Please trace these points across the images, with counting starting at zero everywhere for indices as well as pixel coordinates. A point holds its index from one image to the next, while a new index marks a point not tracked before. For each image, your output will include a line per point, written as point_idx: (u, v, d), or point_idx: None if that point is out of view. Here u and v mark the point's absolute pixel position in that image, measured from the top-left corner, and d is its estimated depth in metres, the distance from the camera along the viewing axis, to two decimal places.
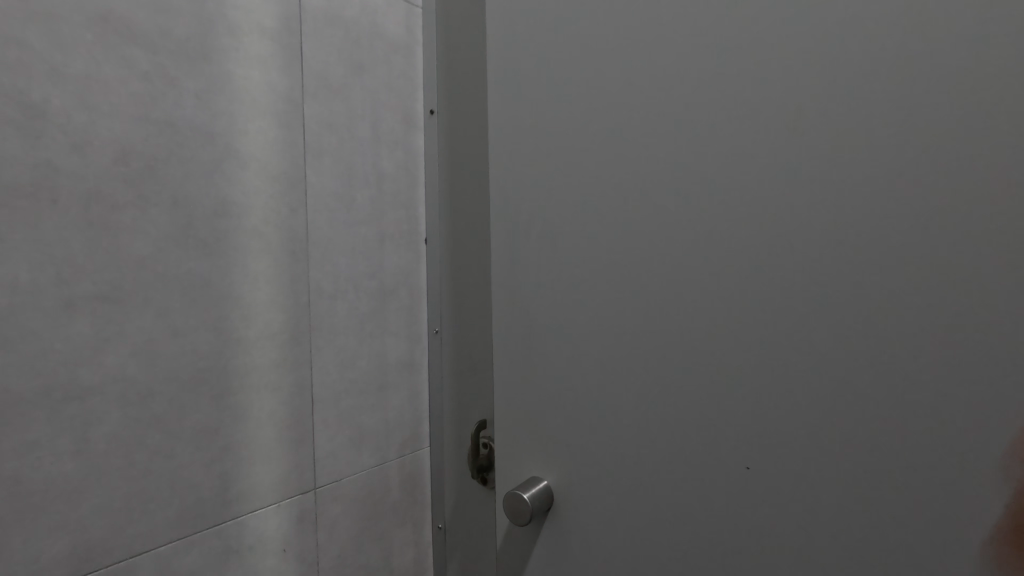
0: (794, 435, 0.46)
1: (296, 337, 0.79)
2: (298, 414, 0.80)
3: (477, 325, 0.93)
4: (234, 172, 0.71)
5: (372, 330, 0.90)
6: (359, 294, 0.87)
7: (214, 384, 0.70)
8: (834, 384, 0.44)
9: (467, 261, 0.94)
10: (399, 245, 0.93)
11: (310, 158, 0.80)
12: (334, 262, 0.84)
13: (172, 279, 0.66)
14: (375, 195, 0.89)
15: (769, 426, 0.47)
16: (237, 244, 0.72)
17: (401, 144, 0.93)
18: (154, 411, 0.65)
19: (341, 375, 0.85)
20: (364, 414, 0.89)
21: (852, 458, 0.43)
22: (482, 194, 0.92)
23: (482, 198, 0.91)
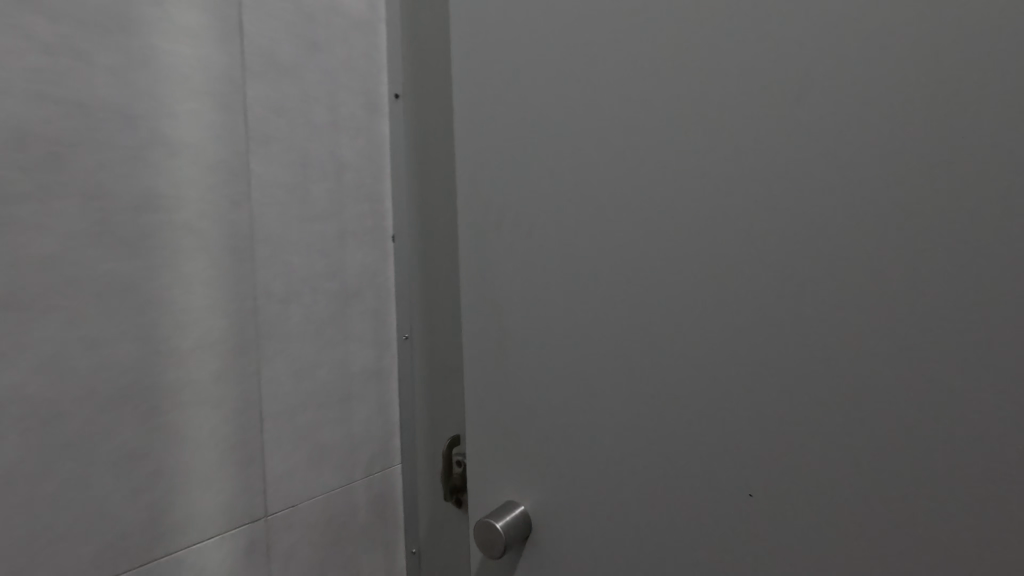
0: (759, 381, 0.40)
1: (241, 347, 0.70)
2: (245, 433, 0.71)
3: (446, 330, 0.84)
4: (161, 159, 0.63)
5: (333, 336, 0.81)
6: (316, 297, 0.79)
7: (140, 402, 0.61)
8: (805, 318, 0.38)
9: (436, 257, 0.85)
10: (362, 241, 0.85)
11: (255, 145, 0.71)
12: (286, 262, 0.75)
13: (84, 282, 0.57)
14: (334, 187, 0.81)
15: (727, 372, 0.42)
16: (166, 242, 0.63)
17: (363, 131, 0.85)
18: (65, 435, 0.56)
19: (297, 387, 0.77)
20: (325, 429, 0.80)
21: (822, 403, 0.37)
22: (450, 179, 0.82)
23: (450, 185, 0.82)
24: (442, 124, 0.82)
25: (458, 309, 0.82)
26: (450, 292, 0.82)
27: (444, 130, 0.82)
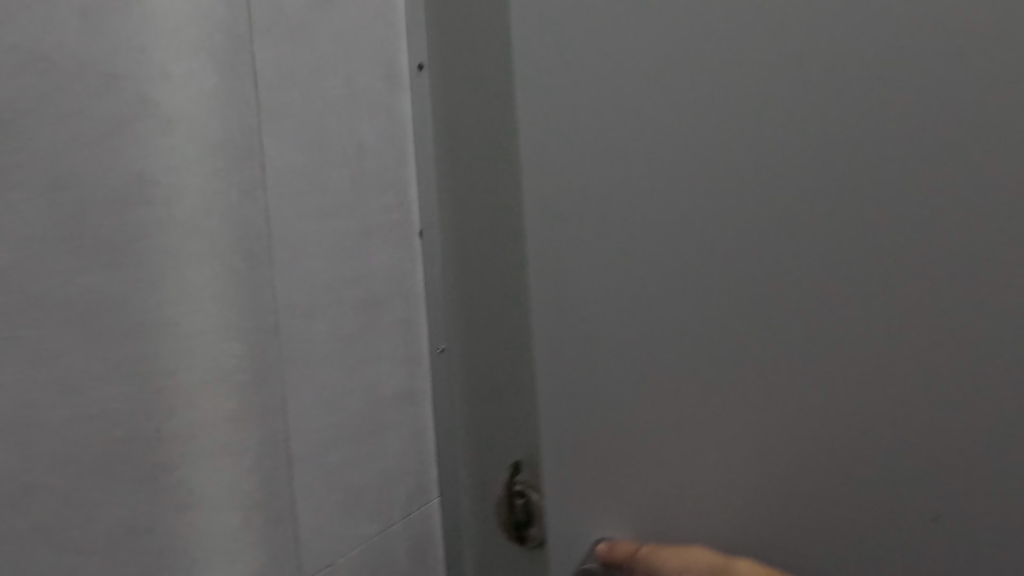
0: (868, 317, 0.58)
1: (261, 376, 0.55)
2: (271, 483, 0.56)
3: (507, 341, 0.72)
4: (153, 135, 0.47)
5: (364, 354, 0.66)
6: (342, 308, 0.64)
7: (137, 457, 0.46)
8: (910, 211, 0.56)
9: (484, 260, 0.73)
10: (389, 239, 0.70)
11: (267, 119, 0.56)
12: (306, 266, 0.60)
13: (55, 302, 0.42)
14: (357, 173, 0.66)
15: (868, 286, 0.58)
16: (166, 245, 0.48)
17: (384, 107, 0.70)
18: (39, 512, 0.42)
19: (327, 422, 0.62)
20: (360, 469, 0.66)
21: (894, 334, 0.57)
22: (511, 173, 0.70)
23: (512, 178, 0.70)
24: (492, 111, 0.72)
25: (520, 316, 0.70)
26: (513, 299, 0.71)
27: (498, 121, 0.71)
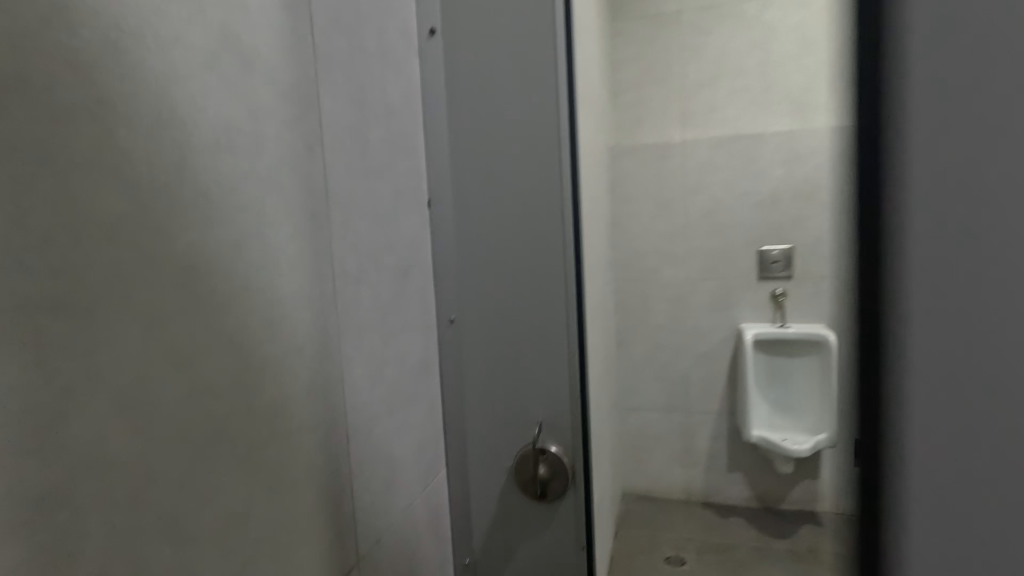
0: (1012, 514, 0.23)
1: (326, 345, 0.52)
2: (335, 457, 0.53)
3: (547, 312, 0.73)
4: (235, 75, 0.42)
5: (395, 324, 0.65)
6: (380, 278, 0.62)
7: (237, 438, 0.41)
8: None
9: (515, 232, 0.73)
10: (410, 207, 0.69)
11: (322, 70, 0.52)
12: (354, 232, 0.57)
13: (163, 260, 0.36)
14: (387, 135, 0.64)
15: None
16: (249, 200, 0.43)
17: (402, 69, 0.68)
18: (158, 509, 0.35)
19: (370, 395, 0.60)
20: (395, 440, 0.65)
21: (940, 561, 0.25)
22: (551, 146, 0.71)
23: (552, 152, 0.71)
24: (527, 86, 0.70)
25: (534, 290, 0.73)
26: (555, 267, 0.72)
27: (540, 97, 0.70)
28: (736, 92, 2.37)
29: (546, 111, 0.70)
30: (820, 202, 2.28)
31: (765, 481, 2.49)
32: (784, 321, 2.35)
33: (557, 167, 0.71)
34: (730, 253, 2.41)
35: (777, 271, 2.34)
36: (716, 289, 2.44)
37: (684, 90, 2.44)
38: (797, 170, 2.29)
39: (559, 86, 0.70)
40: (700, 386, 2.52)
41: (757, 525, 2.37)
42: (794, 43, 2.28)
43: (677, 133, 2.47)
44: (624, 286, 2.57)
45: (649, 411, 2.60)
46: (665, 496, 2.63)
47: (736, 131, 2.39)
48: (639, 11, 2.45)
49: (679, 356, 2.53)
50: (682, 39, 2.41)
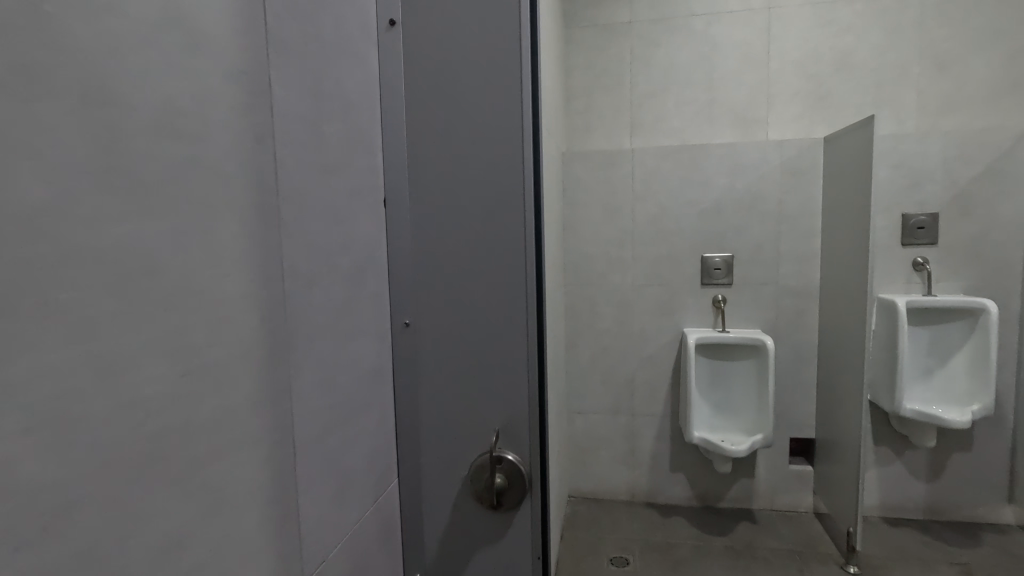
0: None
1: (276, 353, 0.48)
2: (283, 473, 0.50)
3: (507, 320, 0.73)
4: (179, 54, 0.38)
5: (347, 330, 0.61)
6: (333, 279, 0.58)
7: (175, 455, 0.37)
8: None
9: (476, 238, 0.72)
10: (366, 206, 0.66)
11: (274, 55, 0.48)
12: (306, 229, 0.53)
13: (92, 257, 0.32)
14: (342, 131, 0.60)
15: None
16: (193, 192, 0.39)
17: (361, 63, 0.65)
18: (82, 533, 0.31)
19: (322, 403, 0.56)
20: (347, 452, 0.61)
21: None
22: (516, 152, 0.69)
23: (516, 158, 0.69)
24: (492, 95, 0.70)
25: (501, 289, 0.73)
26: (517, 275, 0.72)
27: (506, 105, 0.70)
28: (682, 104, 2.45)
29: (512, 116, 0.70)
30: (760, 211, 2.38)
31: (705, 481, 2.57)
32: (724, 326, 2.43)
33: (521, 173, 0.71)
34: (675, 260, 2.48)
35: (719, 278, 2.43)
36: (661, 294, 2.50)
37: (634, 99, 2.49)
38: (739, 181, 2.38)
39: (524, 98, 0.70)
40: (645, 390, 2.57)
41: (698, 523, 2.44)
42: (737, 59, 2.39)
43: (626, 141, 2.52)
44: (573, 290, 2.59)
45: (596, 414, 2.63)
46: (610, 497, 2.66)
47: (682, 142, 2.46)
48: (592, 19, 2.48)
49: (626, 360, 2.58)
50: (633, 49, 2.46)
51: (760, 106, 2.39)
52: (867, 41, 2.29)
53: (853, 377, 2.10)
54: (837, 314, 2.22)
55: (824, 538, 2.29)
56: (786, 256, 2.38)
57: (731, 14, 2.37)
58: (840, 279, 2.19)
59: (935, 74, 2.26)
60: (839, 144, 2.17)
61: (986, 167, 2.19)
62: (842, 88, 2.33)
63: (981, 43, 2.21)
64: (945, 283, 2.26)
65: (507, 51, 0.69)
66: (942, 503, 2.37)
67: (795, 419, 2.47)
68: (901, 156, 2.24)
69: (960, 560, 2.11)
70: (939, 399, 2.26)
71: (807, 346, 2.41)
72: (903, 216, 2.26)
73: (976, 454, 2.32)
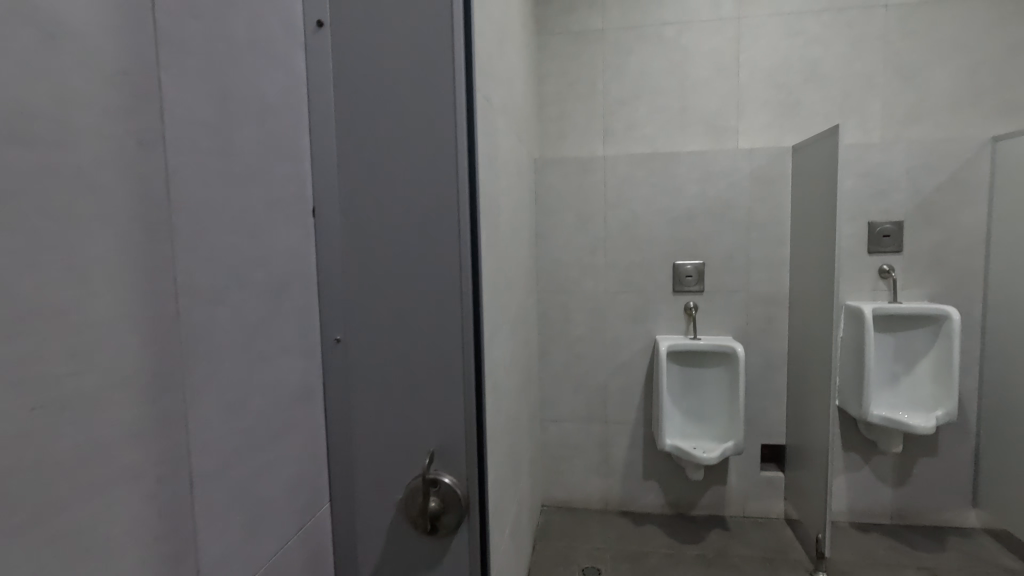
0: None
1: (163, 379, 0.45)
2: (173, 508, 0.46)
3: (441, 335, 0.70)
4: (31, 52, 0.34)
5: (264, 350, 0.57)
6: (244, 295, 0.54)
7: (19, 498, 0.34)
8: None
9: (408, 250, 0.69)
10: (287, 215, 0.62)
11: (166, 56, 0.45)
12: (206, 242, 0.49)
13: None
14: (260, 137, 0.56)
15: None
16: (50, 204, 0.35)
17: (282, 64, 0.61)
18: None
19: (228, 429, 0.52)
20: (263, 480, 0.57)
21: None
22: None
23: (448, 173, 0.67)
24: (424, 102, 0.68)
25: (434, 307, 0.70)
26: (451, 288, 0.69)
27: (438, 113, 0.68)
28: (654, 111, 2.45)
29: (445, 129, 0.68)
30: (731, 219, 2.38)
31: (677, 488, 2.55)
32: (696, 333, 2.43)
33: (454, 190, 0.68)
34: (647, 267, 2.47)
35: (690, 284, 2.43)
36: (633, 301, 2.49)
37: (606, 107, 2.48)
38: (710, 188, 2.39)
39: (458, 109, 0.68)
40: (618, 397, 2.55)
41: (669, 531, 2.42)
42: (708, 67, 2.40)
43: (599, 148, 2.51)
44: (546, 298, 2.57)
45: (569, 422, 2.60)
46: (583, 506, 2.63)
47: (654, 149, 2.47)
48: (563, 26, 2.47)
49: (598, 367, 2.56)
50: (605, 57, 2.46)
51: (730, 114, 2.41)
52: (834, 52, 2.31)
53: (820, 383, 2.11)
54: (806, 321, 2.23)
55: (794, 544, 2.29)
56: (756, 263, 2.39)
57: (702, 24, 2.38)
58: (808, 286, 2.20)
59: (899, 85, 2.29)
60: (806, 152, 2.18)
61: (949, 176, 2.22)
62: (810, 98, 2.35)
63: (943, 55, 2.25)
64: (910, 289, 2.29)
65: (440, 59, 0.67)
66: (909, 507, 2.38)
67: (765, 426, 2.47)
68: (866, 165, 2.27)
69: (925, 564, 2.12)
70: (904, 405, 2.28)
71: (776, 353, 2.42)
72: (869, 224, 2.29)
73: (941, 459, 2.35)
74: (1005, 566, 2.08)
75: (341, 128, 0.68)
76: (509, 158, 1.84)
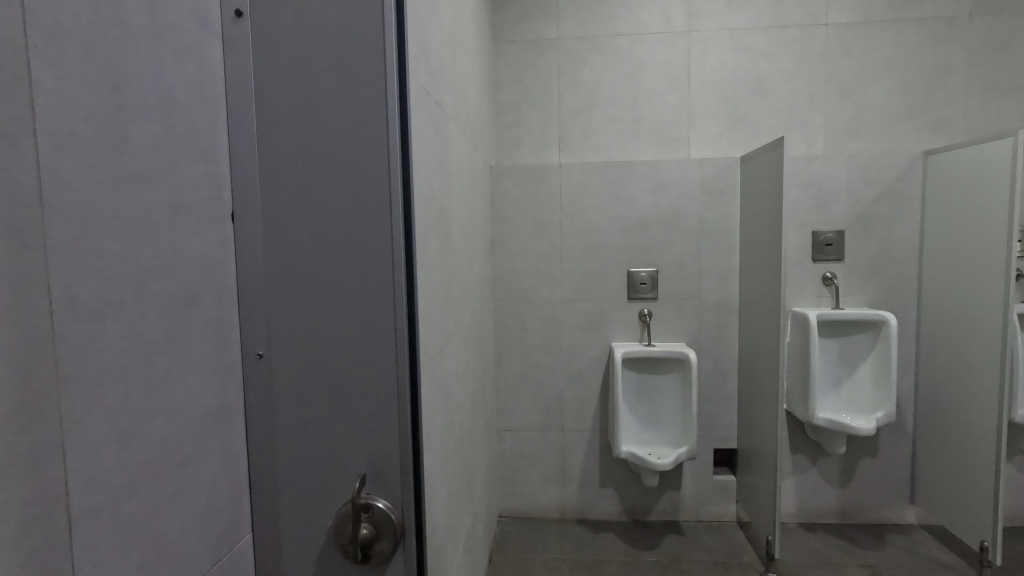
0: None
1: (30, 405, 0.38)
2: (45, 554, 0.40)
3: (374, 347, 0.68)
4: None
5: (168, 368, 0.52)
6: (143, 308, 0.49)
7: None
8: None
9: (339, 260, 0.67)
10: (198, 221, 0.57)
11: (41, 40, 0.39)
12: (95, 250, 0.44)
13: None
14: (163, 133, 0.51)
15: None
16: None
17: (194, 55, 0.56)
18: None
19: (122, 458, 0.46)
20: (165, 514, 0.51)
21: None
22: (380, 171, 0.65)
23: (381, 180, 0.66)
24: (356, 106, 0.66)
25: (365, 320, 0.67)
26: (383, 301, 0.67)
27: (369, 118, 0.66)
28: (608, 121, 2.47)
29: (378, 133, 0.66)
30: (683, 227, 2.42)
31: (633, 495, 2.55)
32: (650, 340, 2.44)
33: (387, 198, 0.66)
34: (602, 274, 2.48)
35: (645, 292, 2.44)
36: (588, 308, 2.49)
37: (561, 116, 2.48)
38: (663, 198, 2.41)
39: (391, 113, 0.66)
40: (574, 405, 2.54)
41: (626, 539, 2.41)
42: (660, 79, 2.43)
43: (555, 156, 2.51)
44: (501, 306, 2.53)
45: (525, 431, 2.57)
46: (540, 516, 2.60)
47: (609, 158, 2.48)
48: (519, 35, 2.46)
49: (554, 375, 2.54)
50: (560, 65, 2.46)
51: (682, 125, 2.45)
52: (779, 67, 2.39)
53: (769, 388, 2.15)
54: (755, 327, 2.28)
55: (746, 547, 2.32)
56: (707, 271, 2.43)
57: (655, 36, 2.41)
58: (757, 293, 2.25)
59: (839, 100, 2.38)
60: (754, 163, 2.23)
61: (885, 188, 2.32)
62: (757, 111, 2.42)
63: (879, 74, 2.36)
64: (851, 296, 2.37)
65: (372, 59, 0.65)
66: (853, 507, 2.46)
67: (717, 431, 2.50)
68: (810, 176, 2.35)
69: (868, 562, 2.19)
70: (847, 408, 2.36)
71: (727, 359, 2.46)
72: (813, 233, 2.36)
73: (881, 459, 2.44)
74: (941, 561, 2.17)
75: (265, 130, 0.65)
76: (463, 163, 1.81)
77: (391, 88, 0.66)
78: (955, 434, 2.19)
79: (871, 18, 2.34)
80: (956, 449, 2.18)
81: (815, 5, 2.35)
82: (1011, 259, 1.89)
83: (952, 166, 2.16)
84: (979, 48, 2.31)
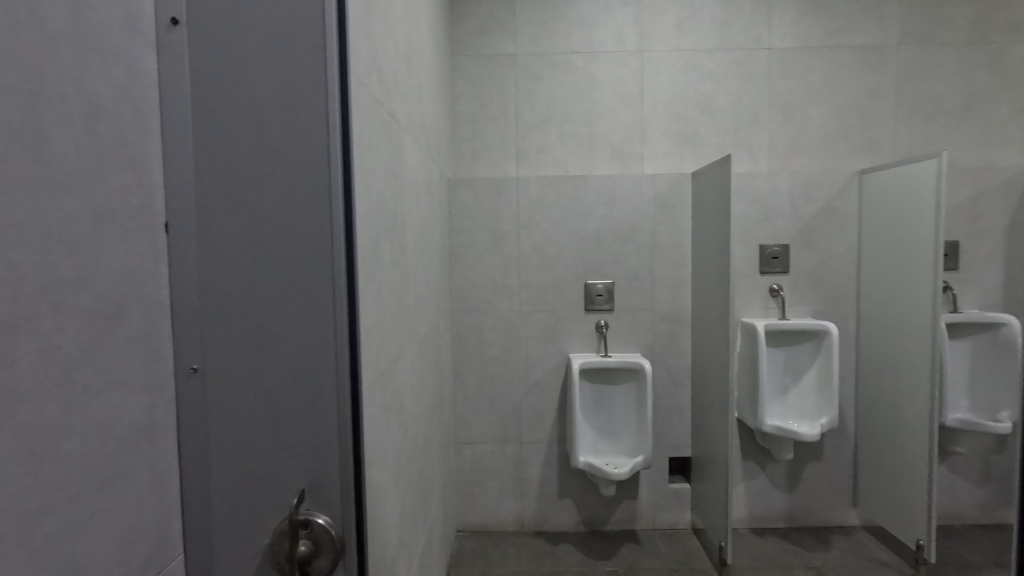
0: None
1: None
2: None
3: (314, 355, 0.67)
4: None
5: (88, 384, 0.50)
6: (61, 321, 0.47)
7: None
8: None
9: (277, 269, 0.66)
10: (124, 229, 0.55)
11: None
12: (7, 260, 0.42)
13: None
14: (85, 139, 0.49)
15: None
16: None
17: (123, 60, 0.55)
18: None
19: (31, 478, 0.44)
20: (82, 538, 0.49)
21: None
22: (322, 179, 0.66)
23: (322, 188, 0.66)
24: (295, 119, 0.66)
25: (306, 329, 0.67)
26: (324, 314, 0.67)
27: (312, 128, 0.66)
28: (564, 136, 2.52)
29: (316, 141, 0.66)
30: (637, 241, 2.48)
31: (592, 505, 2.57)
32: (606, 351, 2.48)
33: (328, 205, 0.66)
34: (559, 286, 2.51)
35: (601, 303, 2.49)
36: (546, 319, 2.51)
37: (519, 130, 2.52)
38: (617, 211, 2.47)
39: (332, 123, 0.66)
40: (532, 417, 2.55)
41: (584, 549, 2.42)
42: (614, 96, 2.50)
43: (512, 169, 2.53)
44: (460, 318, 2.53)
45: (483, 444, 2.56)
46: (499, 529, 2.58)
47: (565, 172, 2.52)
48: (477, 49, 2.49)
49: (512, 387, 2.54)
50: (517, 80, 2.50)
51: (635, 142, 2.52)
52: (725, 88, 2.49)
53: (719, 396, 2.22)
54: (706, 337, 2.35)
55: (699, 553, 2.36)
56: (660, 282, 2.49)
57: (608, 54, 2.48)
58: (707, 304, 2.32)
59: (782, 120, 2.51)
60: (705, 176, 2.31)
61: (825, 204, 2.45)
62: (707, 129, 2.51)
63: (818, 97, 2.49)
64: (794, 307, 2.48)
65: (314, 69, 0.65)
66: (800, 511, 2.55)
67: (671, 439, 2.55)
68: (755, 192, 2.46)
69: (814, 563, 2.27)
70: (793, 415, 2.45)
71: (681, 368, 2.52)
72: (760, 247, 2.47)
73: (826, 463, 2.54)
74: (880, 560, 2.26)
75: (199, 140, 0.64)
76: (418, 174, 1.81)
77: (332, 98, 0.66)
78: (891, 437, 2.30)
79: (810, 44, 2.48)
80: (892, 452, 2.29)
81: (758, 30, 2.47)
82: (939, 271, 2.01)
83: (884, 184, 2.29)
84: (904, 75, 2.48)
